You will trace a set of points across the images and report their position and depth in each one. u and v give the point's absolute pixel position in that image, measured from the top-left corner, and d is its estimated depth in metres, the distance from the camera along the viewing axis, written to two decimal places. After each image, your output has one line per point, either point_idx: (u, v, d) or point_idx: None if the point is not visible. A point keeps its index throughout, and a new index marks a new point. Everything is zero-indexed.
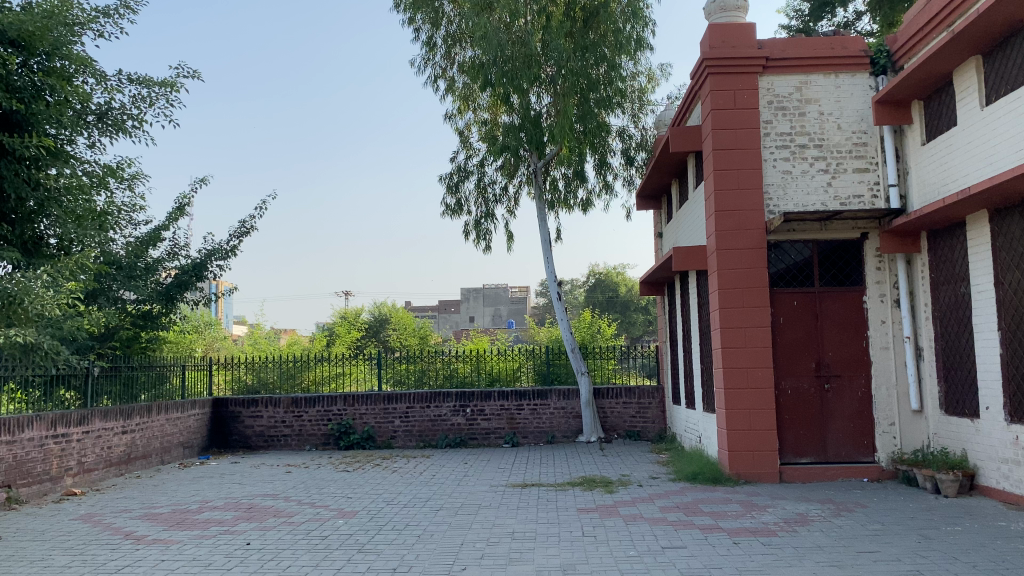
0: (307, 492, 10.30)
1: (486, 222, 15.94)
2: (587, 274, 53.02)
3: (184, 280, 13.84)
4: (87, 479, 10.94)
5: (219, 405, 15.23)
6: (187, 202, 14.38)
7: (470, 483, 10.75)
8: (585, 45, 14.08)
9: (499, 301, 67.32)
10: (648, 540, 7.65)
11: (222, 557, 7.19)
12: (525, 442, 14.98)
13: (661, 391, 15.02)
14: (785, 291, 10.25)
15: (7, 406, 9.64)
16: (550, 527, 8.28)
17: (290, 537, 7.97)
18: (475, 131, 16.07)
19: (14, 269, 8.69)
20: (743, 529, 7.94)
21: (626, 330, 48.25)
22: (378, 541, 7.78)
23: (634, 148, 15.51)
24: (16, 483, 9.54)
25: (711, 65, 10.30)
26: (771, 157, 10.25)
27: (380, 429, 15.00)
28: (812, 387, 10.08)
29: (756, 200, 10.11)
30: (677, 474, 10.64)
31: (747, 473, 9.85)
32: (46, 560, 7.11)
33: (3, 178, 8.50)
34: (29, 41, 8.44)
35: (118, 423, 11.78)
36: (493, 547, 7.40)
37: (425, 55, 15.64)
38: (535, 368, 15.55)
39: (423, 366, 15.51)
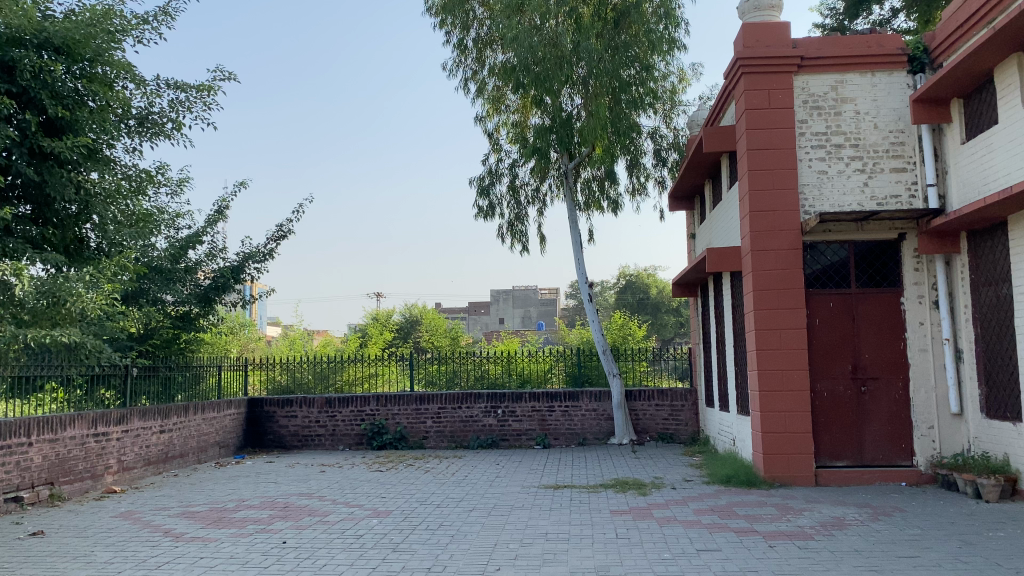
0: (342, 492, 10.37)
1: (518, 224, 15.96)
2: (617, 276, 52.88)
3: (222, 282, 13.98)
4: (126, 477, 11.13)
5: (254, 405, 15.39)
6: (226, 206, 14.57)
7: (503, 484, 10.76)
8: (617, 45, 14.06)
9: (528, 302, 67.39)
10: (683, 543, 7.59)
11: (258, 555, 7.26)
12: (557, 444, 14.94)
13: (694, 394, 14.91)
14: (820, 293, 10.13)
15: (49, 406, 9.85)
16: (584, 529, 8.27)
17: (325, 536, 8.03)
18: (506, 133, 16.07)
19: (57, 271, 8.87)
20: (778, 532, 7.87)
21: (657, 333, 48.02)
22: (413, 541, 7.81)
23: (666, 148, 15.46)
24: (58, 481, 9.76)
25: (745, 65, 10.23)
26: (806, 157, 10.16)
27: (413, 429, 15.08)
28: (848, 389, 9.96)
29: (791, 200, 10.02)
30: (711, 476, 10.58)
31: (782, 476, 9.76)
32: (88, 556, 7.24)
33: (47, 183, 8.71)
34: (74, 47, 8.63)
35: (156, 422, 11.94)
36: (526, 549, 7.39)
37: (456, 58, 15.69)
38: (566, 369, 15.58)
39: (455, 367, 15.54)
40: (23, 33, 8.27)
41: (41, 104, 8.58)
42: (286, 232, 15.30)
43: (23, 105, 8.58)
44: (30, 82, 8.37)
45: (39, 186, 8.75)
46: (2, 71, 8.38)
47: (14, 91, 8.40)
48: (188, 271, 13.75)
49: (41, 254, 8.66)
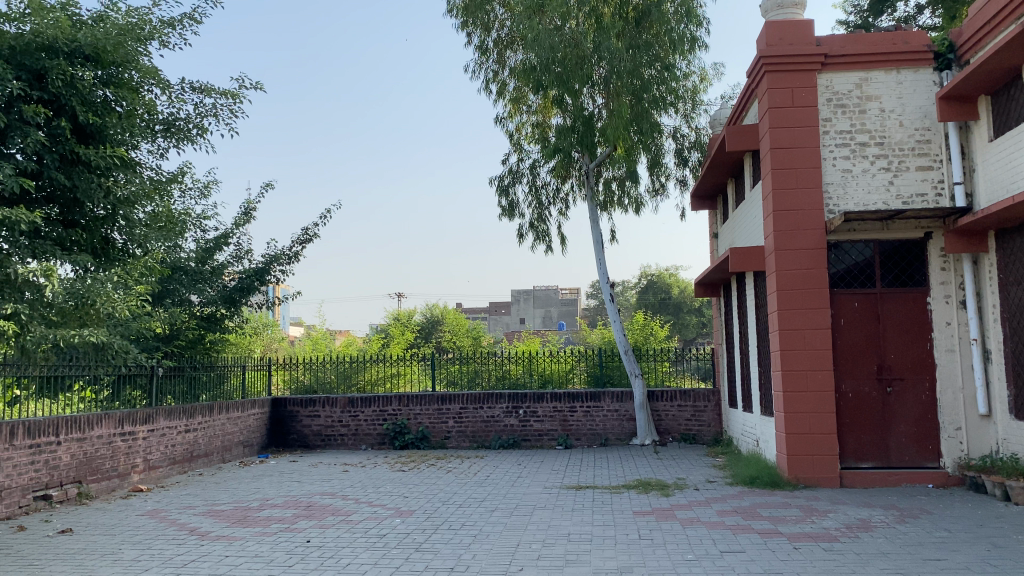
0: (365, 491, 10.41)
1: (539, 224, 15.96)
2: (639, 276, 52.77)
3: (247, 284, 14.09)
4: (153, 476, 11.25)
5: (278, 405, 15.49)
6: (252, 209, 14.70)
7: (525, 484, 10.76)
8: (638, 45, 14.03)
9: (549, 302, 67.37)
10: (707, 543, 7.57)
11: (283, 554, 7.31)
12: (579, 444, 14.91)
13: (717, 394, 14.82)
14: (845, 292, 10.04)
15: (77, 405, 9.99)
16: (606, 530, 8.26)
17: (348, 535, 8.07)
18: (526, 133, 16.05)
19: (83, 272, 8.99)
20: (802, 534, 7.81)
21: (679, 333, 47.77)
22: (435, 540, 7.83)
23: (688, 148, 15.41)
24: (86, 479, 9.89)
25: (768, 64, 10.16)
26: (830, 155, 10.07)
27: (434, 429, 15.13)
28: (874, 390, 9.86)
29: (815, 199, 9.94)
30: (735, 477, 10.52)
31: (807, 478, 9.69)
32: (115, 553, 7.32)
33: (77, 189, 8.85)
34: (104, 54, 8.80)
35: (181, 421, 12.07)
36: (549, 549, 7.40)
37: (477, 59, 15.71)
38: (588, 370, 15.55)
39: (477, 367, 15.54)
40: (54, 41, 8.43)
41: (72, 111, 8.72)
42: (311, 235, 15.41)
43: (54, 112, 8.71)
44: (61, 90, 8.51)
45: (68, 190, 8.88)
46: (34, 78, 8.52)
47: (45, 99, 8.52)
48: (214, 273, 13.91)
49: (69, 256, 8.79)
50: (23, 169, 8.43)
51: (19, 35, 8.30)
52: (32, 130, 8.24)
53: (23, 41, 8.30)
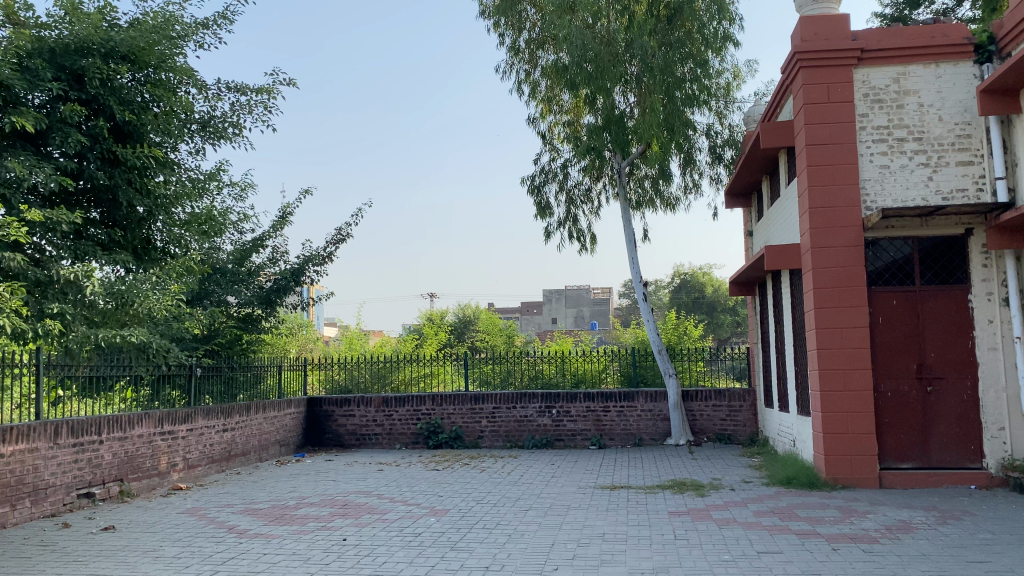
0: (400, 490, 10.47)
1: (571, 224, 15.94)
2: (671, 275, 52.48)
3: (283, 284, 14.28)
4: (192, 475, 11.42)
5: (313, 405, 15.65)
6: (289, 211, 14.89)
7: (559, 484, 10.73)
8: (671, 42, 14.00)
9: (581, 301, 67.21)
10: (743, 544, 7.53)
11: (320, 552, 7.38)
12: (612, 444, 14.84)
13: (752, 394, 14.67)
14: (883, 290, 9.88)
15: (118, 404, 10.18)
16: (642, 530, 8.23)
17: (385, 533, 8.13)
18: (559, 133, 15.99)
19: (125, 270, 9.49)
20: (842, 535, 7.72)
21: (713, 332, 47.37)
22: (470, 539, 7.86)
23: (722, 145, 15.28)
24: (128, 477, 10.08)
25: (803, 59, 10.06)
26: (867, 151, 9.92)
27: (468, 429, 15.20)
28: (913, 389, 9.70)
29: (852, 196, 9.83)
30: (772, 477, 10.41)
31: (845, 478, 9.57)
32: (157, 550, 7.45)
33: (118, 187, 9.34)
34: (140, 55, 9.31)
35: (219, 421, 12.24)
36: (584, 549, 7.40)
37: (509, 60, 15.73)
38: (620, 369, 15.47)
39: (509, 366, 15.56)
40: (90, 42, 8.94)
41: (110, 110, 9.20)
42: (345, 235, 15.54)
43: (93, 112, 9.21)
44: (98, 90, 9.01)
45: (109, 189, 9.34)
46: (73, 80, 9.03)
47: (83, 99, 9.01)
48: (251, 274, 14.14)
49: (111, 254, 9.28)
50: (63, 168, 8.90)
51: (58, 38, 8.87)
52: (71, 130, 8.71)
53: (62, 44, 8.86)
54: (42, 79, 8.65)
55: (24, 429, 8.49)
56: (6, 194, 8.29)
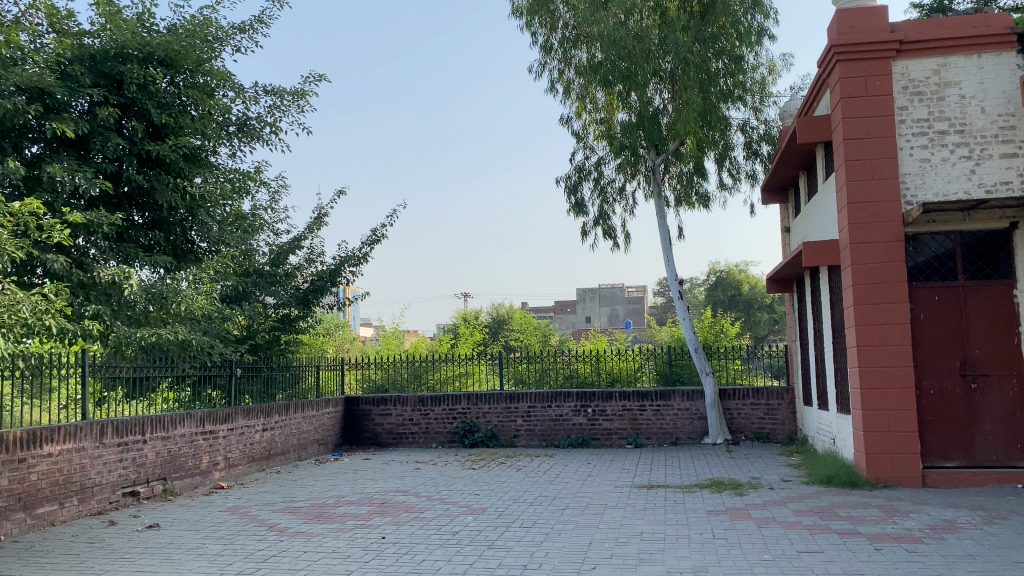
0: (437, 489, 10.52)
1: (605, 222, 15.88)
2: (707, 273, 52.02)
3: (320, 285, 14.44)
4: (232, 473, 11.60)
5: (351, 404, 15.79)
6: (324, 213, 15.04)
7: (596, 483, 10.69)
8: (704, 37, 13.91)
9: (615, 301, 66.97)
10: (783, 544, 7.45)
11: (359, 550, 7.45)
12: (649, 443, 14.77)
13: (791, 391, 14.50)
14: (925, 285, 9.71)
15: (161, 406, 10.38)
16: (680, 529, 8.19)
17: (422, 532, 8.18)
18: (593, 131, 15.93)
19: (166, 271, 10.00)
20: (884, 534, 7.61)
21: (750, 330, 46.94)
22: (507, 538, 7.88)
23: (758, 140, 15.12)
24: (171, 476, 10.27)
25: (839, 53, 9.94)
26: (907, 145, 9.76)
27: (504, 428, 15.23)
28: (957, 387, 9.52)
29: (891, 190, 9.69)
30: (811, 476, 10.27)
31: (887, 477, 9.43)
32: (201, 548, 7.58)
33: (156, 189, 9.71)
34: (175, 59, 9.64)
35: (259, 421, 12.40)
36: (622, 548, 7.39)
37: (542, 59, 15.69)
38: (656, 368, 15.37)
39: (544, 366, 15.55)
40: (128, 47, 9.30)
41: (147, 114, 9.56)
42: (379, 236, 15.65)
43: (132, 116, 9.58)
44: (137, 94, 9.36)
45: (148, 193, 9.77)
46: (114, 85, 9.43)
47: (123, 103, 9.39)
48: (288, 275, 14.30)
49: (151, 256, 9.79)
50: (103, 171, 9.26)
51: (100, 45, 9.26)
52: (111, 134, 9.12)
53: (102, 50, 9.26)
54: (82, 85, 9.04)
55: (71, 429, 8.72)
56: (51, 198, 8.71)
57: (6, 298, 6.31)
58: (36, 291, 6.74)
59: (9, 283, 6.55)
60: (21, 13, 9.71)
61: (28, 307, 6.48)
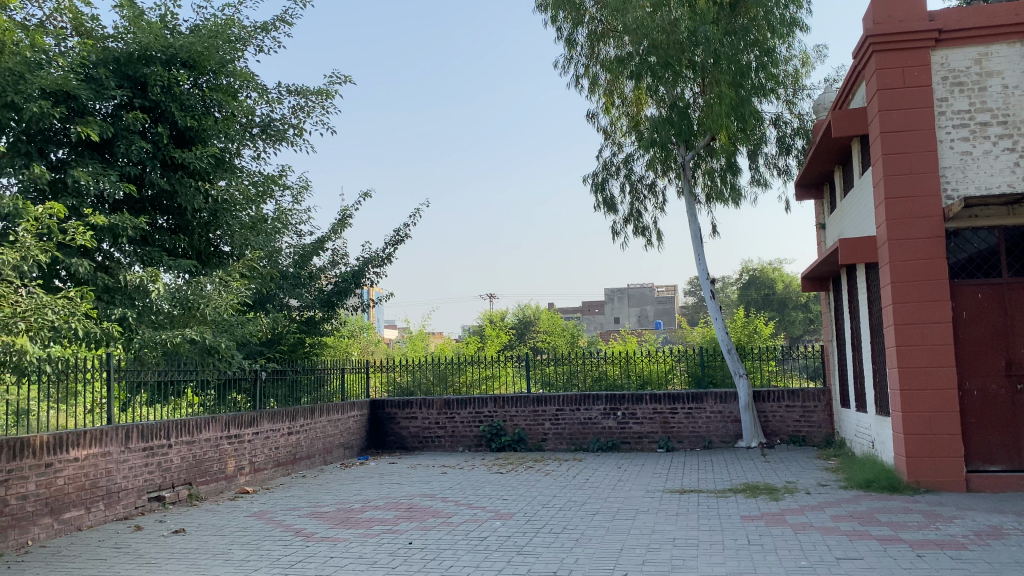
0: (464, 493, 10.34)
1: (636, 219, 15.62)
2: (739, 272, 51.47)
3: (344, 287, 14.31)
4: (258, 478, 11.52)
5: (376, 407, 15.70)
6: (348, 214, 14.94)
7: (627, 488, 10.44)
8: (735, 30, 13.61)
9: (644, 301, 66.50)
10: (821, 550, 7.18)
11: (386, 555, 7.29)
12: (680, 447, 14.49)
13: (827, 393, 14.15)
14: (967, 283, 9.36)
15: (186, 410, 10.31)
16: (714, 535, 7.94)
17: (450, 537, 8.01)
18: (621, 126, 15.71)
19: (191, 276, 9.95)
20: (927, 541, 7.30)
21: (785, 330, 46.27)
22: (537, 544, 7.68)
23: (792, 135, 14.80)
24: (196, 481, 10.18)
25: (875, 43, 9.63)
26: (947, 137, 9.43)
27: (532, 431, 15.04)
28: (1002, 388, 9.17)
29: (931, 185, 9.37)
30: (850, 481, 9.97)
31: (928, 481, 9.11)
32: (227, 553, 7.47)
33: (179, 193, 9.66)
34: (198, 61, 9.54)
35: (284, 425, 12.31)
36: (654, 554, 7.16)
37: (566, 54, 15.46)
38: (688, 370, 15.02)
39: (572, 367, 15.34)
40: (151, 49, 9.23)
41: (171, 116, 9.47)
42: (404, 236, 15.52)
43: (156, 119, 9.50)
44: (161, 96, 9.29)
45: (171, 197, 9.73)
46: (137, 88, 9.36)
47: (147, 106, 9.32)
48: (312, 277, 14.19)
49: (176, 261, 9.74)
50: (127, 175, 9.20)
51: (123, 48, 9.22)
52: (135, 137, 9.05)
53: (126, 53, 9.21)
54: (106, 88, 8.98)
55: (97, 434, 8.66)
56: (76, 202, 8.68)
57: (31, 303, 6.18)
58: (61, 295, 6.65)
59: (34, 288, 6.41)
60: (45, 17, 9.71)
61: (54, 309, 6.36)
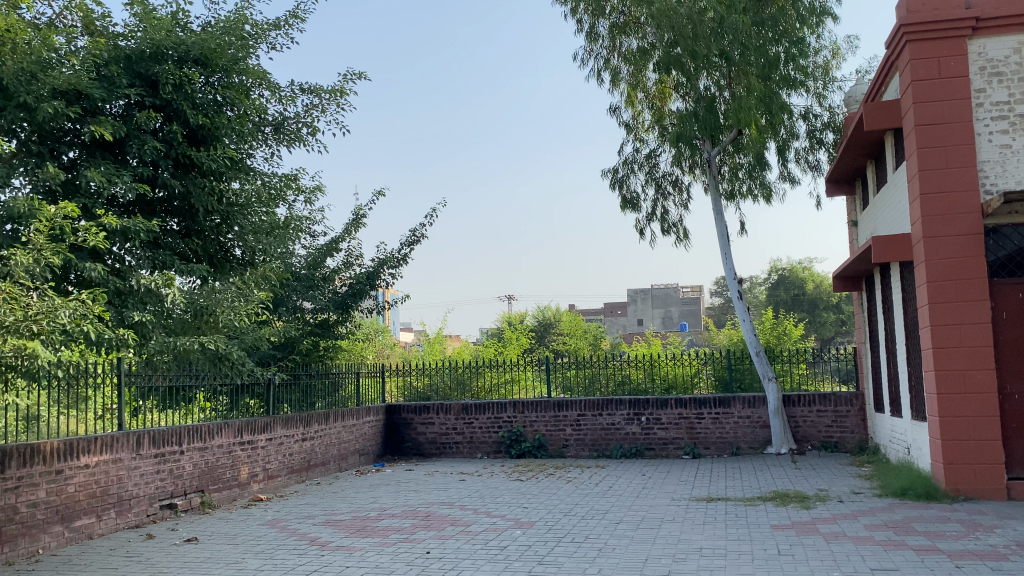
0: (484, 501, 10.04)
1: (661, 217, 15.27)
2: (768, 272, 50.83)
3: (358, 288, 14.07)
4: (272, 485, 11.28)
5: (392, 412, 15.39)
6: (362, 214, 14.69)
7: (652, 496, 10.10)
8: (764, 19, 13.28)
9: (668, 302, 65.98)
10: (854, 560, 6.82)
11: (403, 565, 7.01)
12: (707, 454, 14.12)
13: (860, 397, 13.74)
14: (1007, 281, 8.95)
15: (197, 415, 10.07)
16: (742, 544, 7.59)
17: (469, 546, 7.70)
18: (643, 121, 15.35)
19: (203, 281, 9.72)
20: (966, 551, 6.92)
21: (814, 331, 45.61)
22: (559, 553, 7.37)
23: (822, 128, 14.41)
24: (208, 488, 9.94)
25: (908, 32, 9.24)
26: (985, 130, 9.03)
27: (552, 437, 14.72)
28: None
29: (968, 179, 8.97)
30: (884, 489, 9.57)
31: (967, 489, 8.71)
32: (239, 563, 7.21)
33: (192, 194, 9.42)
34: (210, 58, 9.27)
35: (298, 431, 12.07)
36: (680, 564, 6.83)
37: (587, 46, 15.09)
38: (714, 374, 14.73)
39: (595, 372, 14.89)
40: (162, 47, 9.01)
41: (183, 115, 9.20)
42: (420, 236, 15.26)
43: (168, 118, 9.24)
44: (173, 95, 9.03)
45: (184, 198, 9.47)
46: (149, 86, 9.13)
47: (158, 104, 9.07)
48: (325, 279, 13.98)
49: (189, 265, 9.50)
50: (140, 176, 8.97)
51: (134, 46, 9.01)
52: (147, 137, 8.82)
53: (138, 51, 9.00)
54: (118, 86, 8.77)
55: (107, 440, 8.42)
56: (89, 203, 8.46)
57: (43, 306, 5.88)
58: (73, 297, 6.32)
59: (46, 290, 6.10)
60: (55, 16, 9.49)
61: (67, 313, 6.06)
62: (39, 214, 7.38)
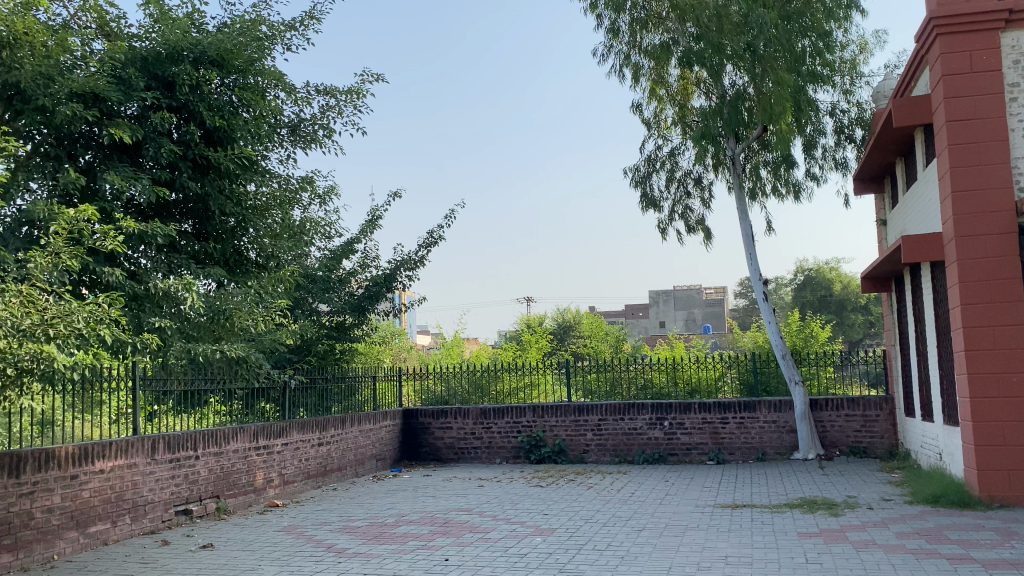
0: (503, 508, 9.85)
1: (683, 217, 15.04)
2: (795, 272, 50.25)
3: (375, 291, 13.96)
4: (287, 491, 11.15)
5: (410, 417, 15.24)
6: (378, 215, 14.55)
7: (675, 502, 9.87)
8: (789, 14, 13.03)
9: (691, 304, 65.50)
10: (885, 569, 6.56)
11: (420, 573, 6.83)
12: (732, 459, 13.87)
13: (890, 402, 13.46)
14: None
15: (212, 420, 9.94)
16: (769, 552, 7.35)
17: (488, 554, 7.51)
18: (666, 118, 15.10)
19: (220, 285, 9.59)
20: (1001, 560, 6.65)
21: (842, 333, 45.04)
22: (580, 561, 7.16)
23: (850, 125, 14.13)
24: (224, 494, 9.82)
25: (938, 26, 8.97)
26: (1019, 125, 8.75)
27: (572, 443, 14.50)
28: None
29: (1002, 176, 8.69)
30: (915, 495, 9.29)
31: (1003, 497, 8.41)
32: (254, 569, 7.06)
33: (210, 196, 9.33)
34: (227, 59, 9.16)
35: (315, 435, 11.94)
36: (705, 573, 6.60)
37: (607, 41, 14.74)
38: (739, 377, 14.39)
39: (615, 375, 14.79)
40: (178, 48, 8.90)
41: (200, 116, 9.09)
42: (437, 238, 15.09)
43: (184, 119, 9.14)
44: (189, 96, 8.93)
45: (200, 200, 9.37)
46: (165, 87, 9.03)
47: (175, 106, 8.95)
48: (341, 281, 13.84)
49: (204, 268, 9.35)
50: (157, 178, 8.88)
51: (151, 47, 8.91)
52: (164, 140, 8.70)
53: (154, 52, 8.91)
54: (135, 89, 8.64)
55: (122, 445, 8.31)
56: (106, 207, 8.35)
57: (59, 308, 5.67)
58: (89, 300, 6.09)
59: (64, 294, 5.91)
60: (70, 17, 9.38)
61: (84, 317, 5.85)
62: (57, 217, 7.26)
